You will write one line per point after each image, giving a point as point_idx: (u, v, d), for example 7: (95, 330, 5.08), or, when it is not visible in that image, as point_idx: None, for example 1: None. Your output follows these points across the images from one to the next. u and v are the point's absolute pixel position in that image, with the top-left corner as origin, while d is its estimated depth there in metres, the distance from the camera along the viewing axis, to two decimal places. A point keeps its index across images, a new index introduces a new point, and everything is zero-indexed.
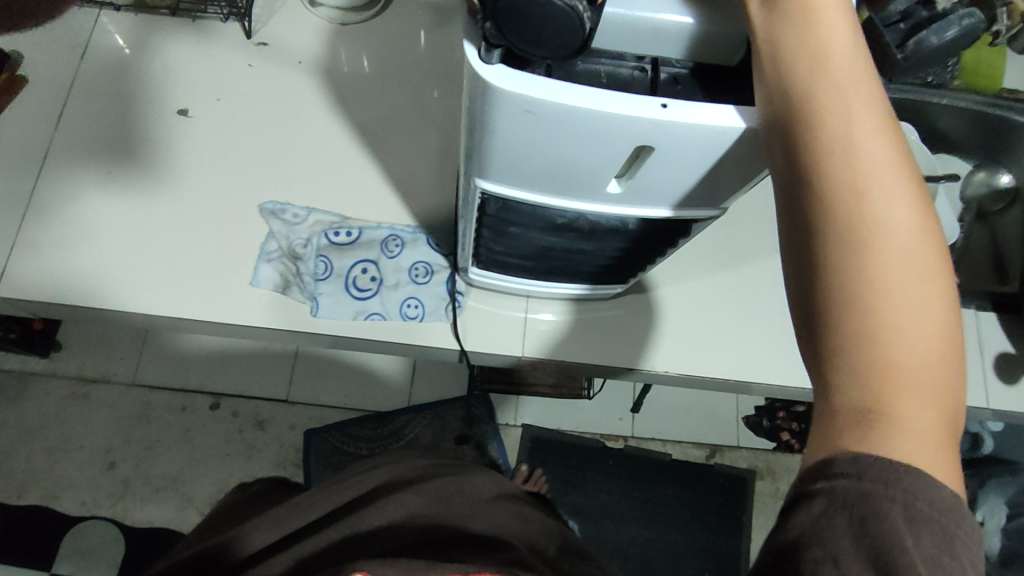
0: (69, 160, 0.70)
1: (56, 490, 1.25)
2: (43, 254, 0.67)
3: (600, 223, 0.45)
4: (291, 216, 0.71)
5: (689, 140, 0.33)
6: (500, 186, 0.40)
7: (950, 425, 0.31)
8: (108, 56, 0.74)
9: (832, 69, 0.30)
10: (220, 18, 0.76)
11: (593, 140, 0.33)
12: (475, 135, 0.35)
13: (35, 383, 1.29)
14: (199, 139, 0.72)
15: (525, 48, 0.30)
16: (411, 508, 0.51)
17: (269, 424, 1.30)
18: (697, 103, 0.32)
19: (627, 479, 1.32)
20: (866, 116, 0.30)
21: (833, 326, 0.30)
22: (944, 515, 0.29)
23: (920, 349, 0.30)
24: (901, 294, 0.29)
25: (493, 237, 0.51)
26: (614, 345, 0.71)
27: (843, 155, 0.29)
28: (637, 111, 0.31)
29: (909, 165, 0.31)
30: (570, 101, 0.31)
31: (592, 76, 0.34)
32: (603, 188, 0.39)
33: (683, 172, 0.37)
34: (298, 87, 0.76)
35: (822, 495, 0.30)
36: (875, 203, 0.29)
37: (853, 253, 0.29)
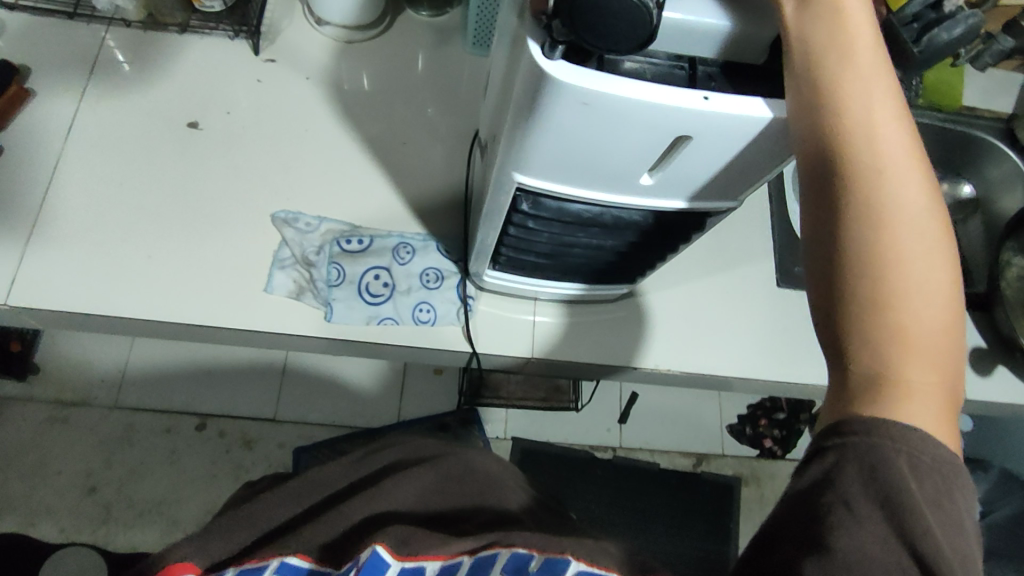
0: (80, 172, 0.71)
1: (33, 517, 1.21)
2: (54, 261, 0.67)
3: (620, 217, 0.49)
4: (303, 225, 0.72)
5: (722, 131, 0.37)
6: (537, 180, 0.44)
7: (952, 401, 0.34)
8: (115, 71, 0.75)
9: (858, 67, 0.34)
10: (229, 35, 0.78)
11: (635, 131, 0.37)
12: (523, 129, 0.39)
13: (11, 408, 1.26)
14: (210, 151, 0.74)
15: (593, 41, 0.33)
16: (424, 485, 0.50)
17: (257, 444, 1.29)
18: (731, 96, 0.36)
19: (616, 489, 1.34)
20: (885, 111, 0.34)
21: (847, 291, 0.33)
22: (943, 467, 0.33)
23: (926, 320, 0.33)
24: (909, 267, 0.33)
25: (516, 234, 0.54)
26: (618, 345, 0.74)
27: (863, 140, 0.34)
28: (683, 103, 0.35)
29: (922, 160, 0.35)
30: (623, 92, 0.34)
31: (635, 72, 0.38)
32: (636, 181, 0.42)
33: (710, 161, 0.40)
34: (305, 101, 0.78)
35: (836, 449, 0.34)
36: (888, 183, 0.34)
37: (867, 226, 0.33)
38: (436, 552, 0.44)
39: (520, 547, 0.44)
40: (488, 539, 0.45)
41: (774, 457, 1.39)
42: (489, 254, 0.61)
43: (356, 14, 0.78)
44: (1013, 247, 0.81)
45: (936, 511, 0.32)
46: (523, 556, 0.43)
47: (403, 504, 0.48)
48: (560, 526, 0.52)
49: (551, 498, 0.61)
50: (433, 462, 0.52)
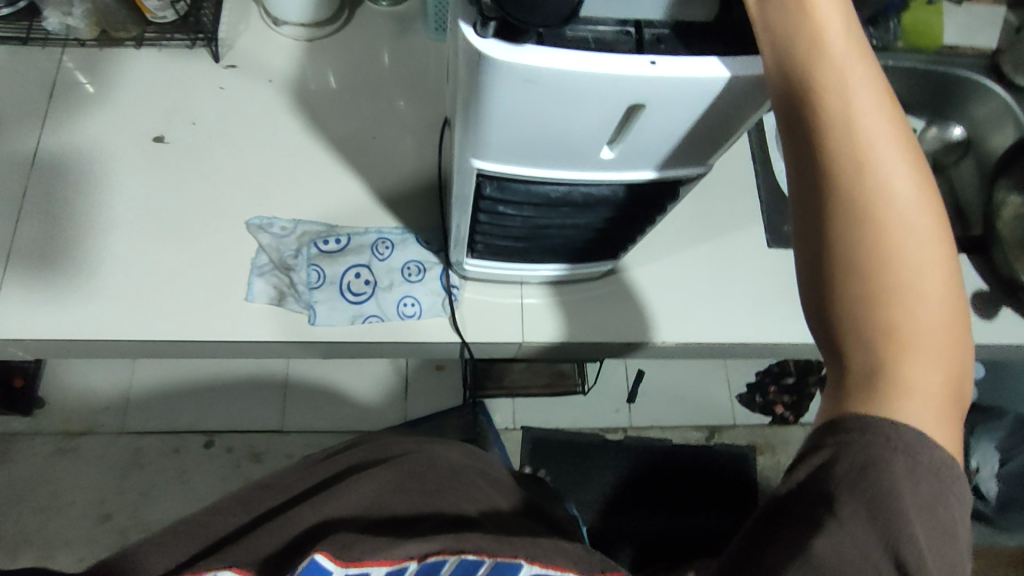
0: (48, 198, 0.70)
1: (50, 549, 1.21)
2: (29, 288, 0.66)
3: (589, 193, 0.47)
4: (278, 229, 0.71)
5: (678, 94, 0.35)
6: (495, 164, 0.42)
7: (956, 393, 0.33)
8: (75, 93, 0.74)
9: (830, 50, 0.33)
10: (187, 44, 0.77)
11: (584, 103, 0.35)
12: (469, 112, 0.37)
13: (18, 444, 1.26)
14: (177, 165, 0.73)
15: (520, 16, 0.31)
16: (381, 483, 0.52)
17: (266, 456, 1.28)
18: (681, 57, 0.34)
19: (630, 469, 1.32)
20: (867, 95, 0.32)
21: (840, 289, 0.32)
22: (942, 470, 0.32)
23: (925, 315, 0.32)
24: (904, 260, 0.32)
25: (489, 220, 0.52)
26: (609, 322, 0.73)
27: (844, 130, 0.32)
28: (629, 69, 0.33)
29: (911, 144, 0.34)
30: (567, 65, 0.32)
31: (580, 40, 0.35)
32: (597, 155, 0.41)
33: (670, 126, 0.38)
34: (269, 106, 0.76)
35: (829, 447, 0.33)
36: (874, 171, 0.32)
37: (855, 217, 0.32)
38: (380, 557, 0.43)
39: (470, 552, 0.44)
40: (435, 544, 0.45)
41: (786, 423, 1.38)
42: (464, 241, 0.59)
43: (313, 10, 0.77)
44: (1008, 185, 0.78)
45: (927, 518, 0.31)
46: (472, 563, 0.44)
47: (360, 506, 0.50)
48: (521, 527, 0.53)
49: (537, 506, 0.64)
50: (392, 463, 0.54)
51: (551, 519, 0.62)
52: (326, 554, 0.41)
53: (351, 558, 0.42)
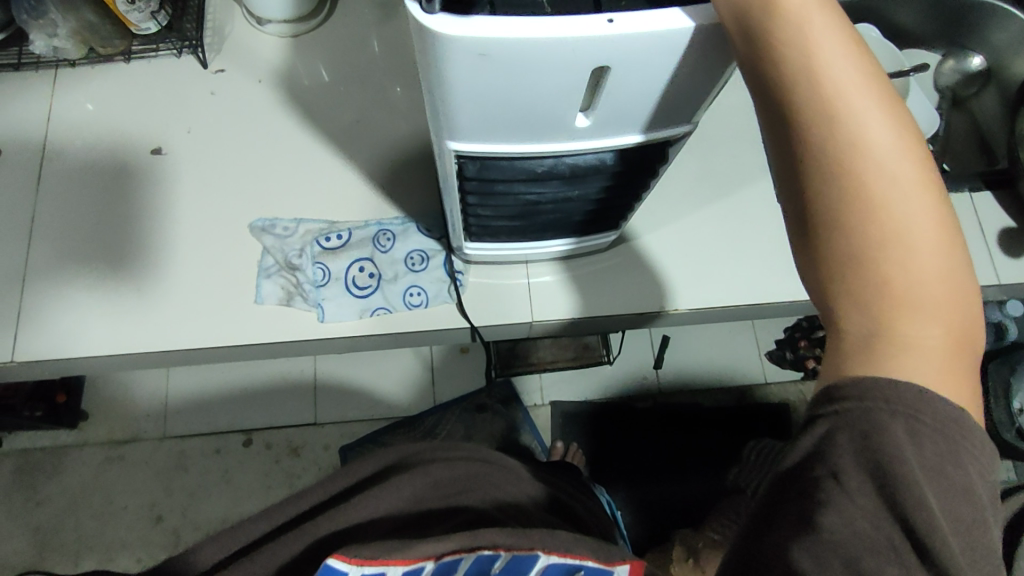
0: (57, 221, 0.71)
1: (109, 554, 1.25)
2: (48, 309, 0.68)
3: (577, 163, 0.45)
4: (281, 230, 0.72)
5: (645, 53, 0.32)
6: (470, 144, 0.40)
7: (959, 334, 0.33)
8: (72, 114, 0.75)
9: (785, 4, 0.30)
10: (174, 53, 0.77)
11: (545, 73, 0.32)
12: (434, 96, 0.35)
13: (69, 456, 1.30)
14: (177, 176, 0.73)
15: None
16: (405, 495, 0.55)
17: (303, 450, 1.31)
18: (641, 12, 0.30)
19: (661, 433, 1.31)
20: (830, 41, 0.30)
21: (828, 252, 0.32)
22: (948, 427, 0.32)
23: (915, 268, 0.31)
24: (889, 213, 0.31)
25: (480, 201, 0.51)
26: (619, 293, 0.72)
27: (811, 86, 0.30)
28: (584, 31, 0.29)
29: (884, 81, 0.31)
30: (519, 33, 0.29)
31: (535, 6, 0.31)
32: (572, 124, 0.38)
33: (645, 87, 0.35)
34: (261, 107, 0.76)
35: (828, 418, 0.33)
36: (848, 128, 0.30)
37: (837, 180, 0.31)
38: (398, 557, 0.45)
39: (486, 549, 0.46)
40: (454, 544, 0.46)
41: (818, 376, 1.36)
42: (458, 225, 0.58)
43: (294, 6, 0.76)
44: None
45: (934, 481, 0.31)
46: (487, 560, 0.47)
47: (376, 514, 0.53)
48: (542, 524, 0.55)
49: (570, 508, 0.66)
50: (416, 472, 0.57)
51: (577, 521, 0.63)
52: (337, 558, 0.44)
53: (365, 557, 0.44)
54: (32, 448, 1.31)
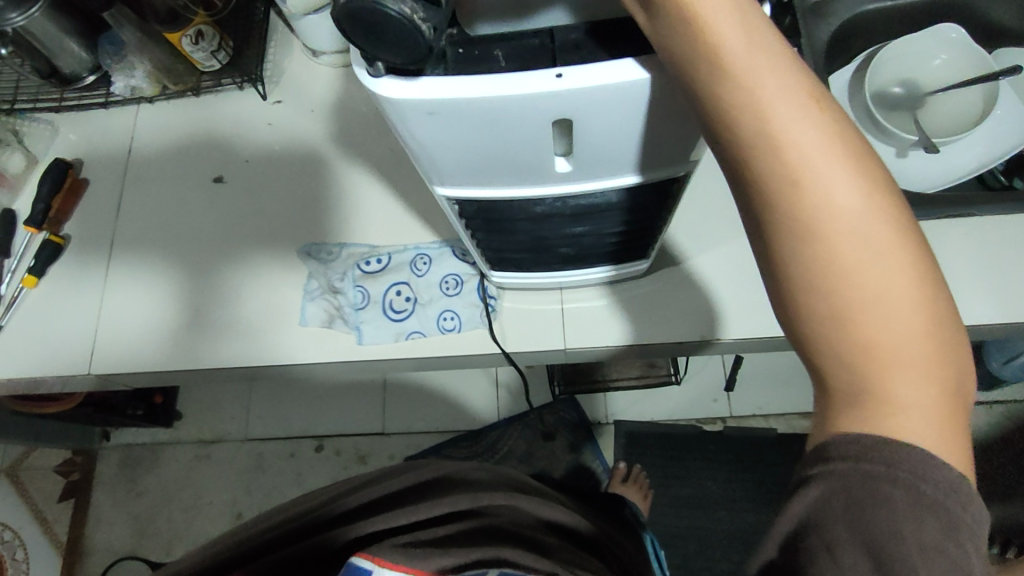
0: (133, 242, 0.78)
1: (195, 545, 1.35)
2: (119, 324, 0.75)
3: (580, 203, 0.47)
4: (326, 254, 0.75)
5: (605, 103, 0.34)
6: (457, 188, 0.44)
7: (954, 385, 0.32)
8: (149, 144, 0.82)
9: (734, 71, 0.30)
10: (236, 86, 0.81)
11: (502, 126, 0.36)
12: (410, 144, 0.39)
13: (163, 452, 1.42)
14: (236, 201, 0.78)
15: (394, 55, 0.33)
16: (458, 507, 0.56)
17: (370, 457, 1.36)
18: (592, 66, 0.33)
19: (732, 462, 1.25)
20: (786, 105, 0.30)
21: (808, 314, 0.32)
22: (949, 496, 0.32)
23: (899, 327, 0.31)
24: (865, 276, 0.30)
25: (486, 234, 0.52)
26: (664, 322, 0.69)
27: (772, 154, 0.30)
28: (535, 88, 0.33)
29: (850, 135, 0.31)
30: (462, 93, 0.33)
31: (490, 59, 0.35)
32: (553, 169, 0.41)
33: (622, 132, 0.37)
34: (314, 133, 0.79)
35: (822, 480, 0.33)
36: (814, 194, 0.30)
37: (810, 245, 0.31)
38: (415, 567, 0.47)
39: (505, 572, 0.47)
40: (485, 555, 0.49)
41: None
42: (477, 255, 0.59)
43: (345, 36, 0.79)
44: None
45: (932, 563, 0.31)
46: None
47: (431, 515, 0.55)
48: (569, 558, 0.55)
49: (605, 548, 0.66)
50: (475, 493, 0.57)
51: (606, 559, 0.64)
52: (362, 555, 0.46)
53: (387, 559, 0.46)
54: (134, 443, 1.44)
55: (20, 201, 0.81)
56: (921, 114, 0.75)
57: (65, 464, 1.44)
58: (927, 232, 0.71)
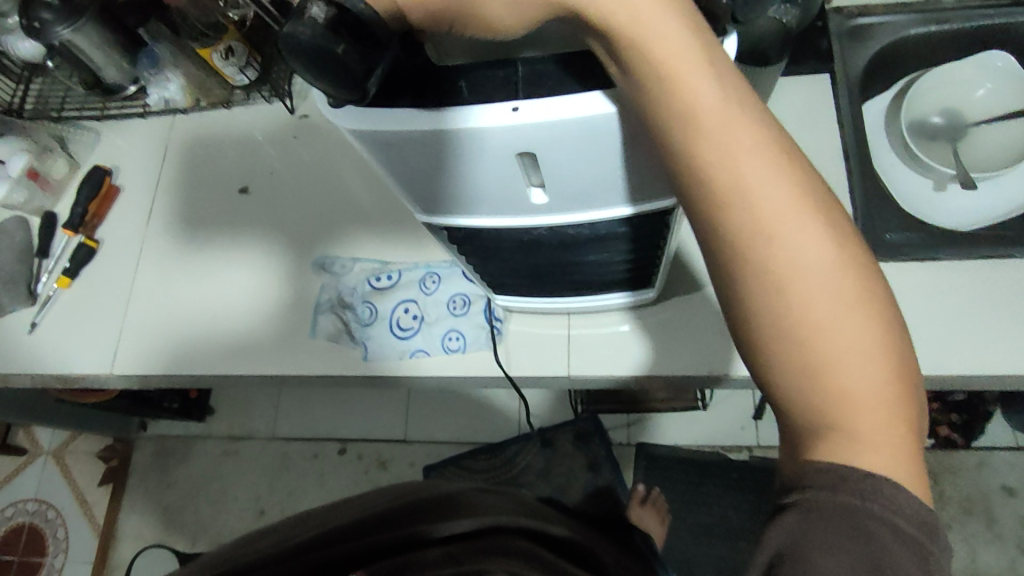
0: (160, 246, 0.81)
1: (219, 538, 1.39)
2: (142, 328, 0.77)
3: (573, 234, 0.48)
4: (338, 268, 0.75)
5: (562, 135, 0.36)
6: (438, 216, 0.47)
7: (913, 422, 0.34)
8: (182, 152, 0.85)
9: (709, 129, 0.32)
10: (264, 100, 0.84)
11: (480, 159, 0.38)
12: (389, 163, 0.41)
13: (195, 445, 1.47)
14: (259, 212, 0.80)
15: (341, 92, 0.36)
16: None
17: (391, 464, 1.37)
18: (547, 100, 0.35)
19: (756, 492, 1.20)
20: (756, 164, 0.32)
21: (778, 359, 0.33)
22: (920, 527, 0.33)
23: (867, 372, 0.33)
24: (832, 323, 0.32)
25: (483, 262, 0.56)
26: (675, 354, 0.67)
27: (746, 210, 0.32)
28: (492, 120, 0.35)
29: (815, 192, 0.33)
30: (437, 121, 0.36)
31: (454, 92, 0.38)
32: (530, 199, 0.42)
33: (588, 163, 0.38)
34: (339, 148, 0.82)
35: (800, 506, 0.34)
36: (784, 247, 0.32)
37: (781, 295, 0.32)
38: None
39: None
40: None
41: (950, 444, 1.22)
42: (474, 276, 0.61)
43: None
44: None
45: None
46: None
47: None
48: None
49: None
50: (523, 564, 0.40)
51: None
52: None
53: None
54: (169, 435, 1.49)
55: (61, 204, 0.85)
56: (964, 147, 0.73)
57: (106, 450, 1.50)
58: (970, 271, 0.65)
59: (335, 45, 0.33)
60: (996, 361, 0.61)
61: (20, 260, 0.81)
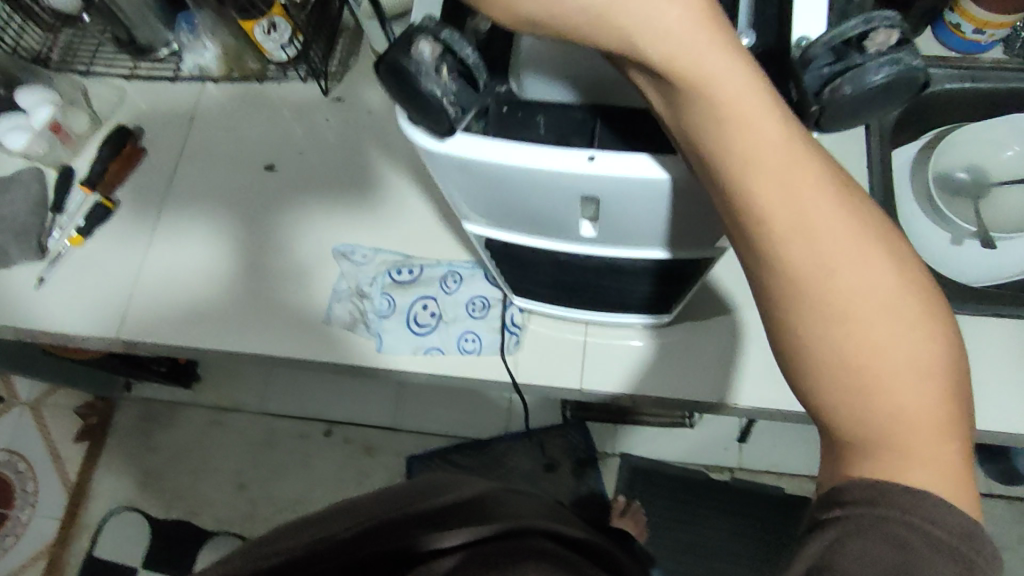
0: (179, 214, 0.80)
1: (197, 508, 1.39)
2: (153, 297, 0.76)
3: (607, 265, 0.49)
4: (359, 257, 0.75)
5: (626, 188, 0.37)
6: (484, 228, 0.49)
7: (965, 443, 0.33)
8: (211, 121, 0.84)
9: (766, 160, 0.31)
10: (300, 80, 0.84)
11: (541, 192, 0.39)
12: (450, 181, 0.43)
13: (180, 411, 1.45)
14: (284, 190, 0.80)
15: (431, 120, 0.37)
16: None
17: (377, 451, 1.38)
18: (611, 155, 0.36)
19: (739, 516, 1.23)
20: (813, 192, 0.32)
21: (827, 377, 0.32)
22: (962, 540, 0.31)
23: (917, 390, 0.32)
24: (884, 344, 0.32)
25: (512, 269, 0.57)
26: (686, 379, 0.68)
27: (803, 236, 0.32)
28: (568, 166, 0.36)
29: (872, 219, 0.33)
30: (509, 158, 0.37)
31: (529, 126, 0.43)
32: (579, 231, 0.44)
33: (641, 214, 0.40)
34: (370, 135, 0.81)
35: (837, 523, 0.32)
36: (841, 270, 0.32)
37: (831, 316, 0.32)
38: None
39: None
40: None
41: None
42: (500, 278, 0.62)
43: None
44: None
45: None
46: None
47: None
48: None
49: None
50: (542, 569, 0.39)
51: None
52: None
53: None
54: (154, 399, 1.47)
55: (81, 159, 0.84)
56: (985, 204, 0.75)
57: (86, 407, 1.48)
58: (979, 327, 0.66)
59: (408, 60, 0.35)
60: (992, 418, 0.63)
61: (34, 210, 0.80)
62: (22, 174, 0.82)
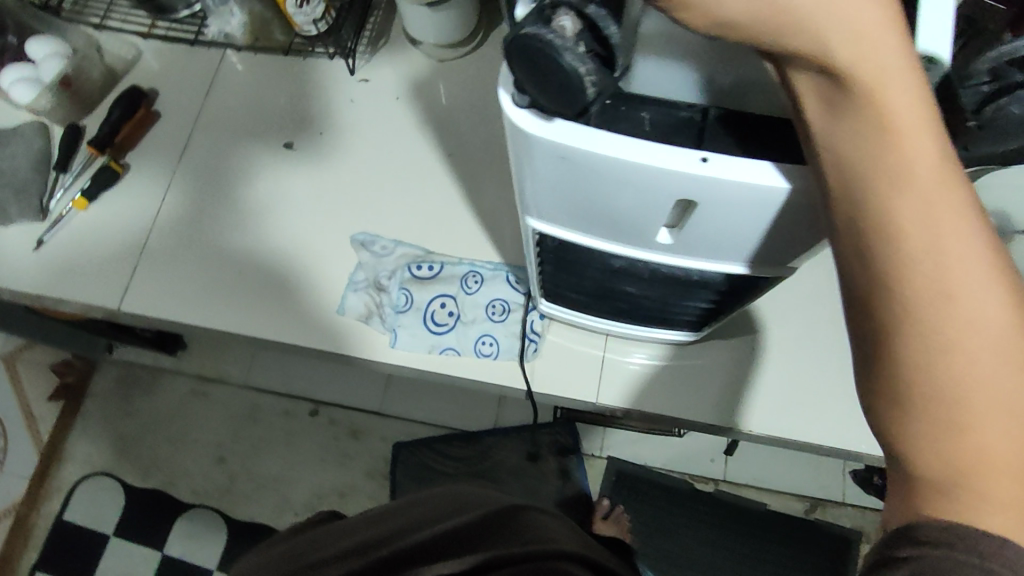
0: (193, 181, 0.77)
1: (173, 478, 1.36)
2: (161, 266, 0.74)
3: (663, 272, 0.47)
4: (379, 248, 0.73)
5: (734, 198, 0.35)
6: (546, 224, 0.45)
7: None
8: (231, 89, 0.80)
9: (908, 170, 0.29)
10: (327, 55, 0.81)
11: (628, 189, 0.37)
12: (524, 172, 0.40)
13: (163, 378, 1.41)
14: (306, 168, 0.77)
15: (550, 98, 0.33)
16: None
17: (363, 434, 1.36)
18: (738, 160, 0.34)
19: (719, 528, 1.25)
20: (944, 211, 0.29)
21: (917, 407, 0.30)
22: None
23: (1009, 436, 0.29)
24: (987, 383, 0.29)
25: (555, 271, 0.55)
26: (700, 399, 0.67)
27: (919, 253, 0.29)
28: (674, 165, 0.34)
29: (996, 251, 0.30)
30: (594, 145, 0.34)
31: (633, 121, 0.36)
32: (655, 237, 0.42)
33: (733, 224, 0.38)
34: (395, 120, 0.78)
35: (910, 563, 0.30)
36: (957, 297, 0.29)
37: (933, 343, 0.29)
38: None
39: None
40: None
41: None
42: (534, 283, 0.61)
43: (448, 31, 0.76)
44: None
45: None
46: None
47: None
48: None
49: None
50: None
51: None
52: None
53: None
54: (135, 363, 1.43)
55: (89, 117, 0.80)
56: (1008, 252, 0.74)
57: (62, 365, 1.44)
58: None
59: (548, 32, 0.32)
60: None
61: (36, 168, 0.78)
62: (26, 127, 0.80)
